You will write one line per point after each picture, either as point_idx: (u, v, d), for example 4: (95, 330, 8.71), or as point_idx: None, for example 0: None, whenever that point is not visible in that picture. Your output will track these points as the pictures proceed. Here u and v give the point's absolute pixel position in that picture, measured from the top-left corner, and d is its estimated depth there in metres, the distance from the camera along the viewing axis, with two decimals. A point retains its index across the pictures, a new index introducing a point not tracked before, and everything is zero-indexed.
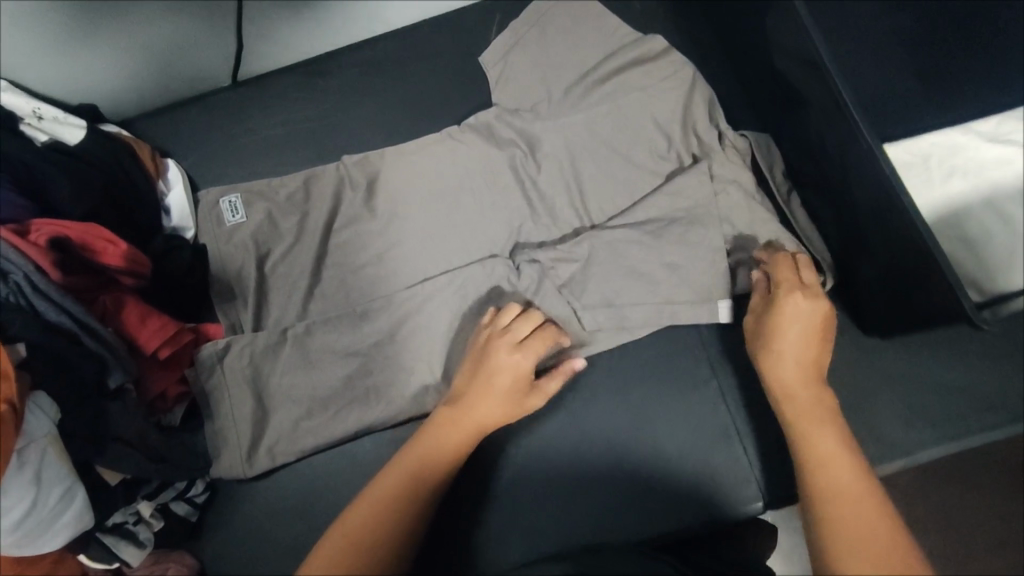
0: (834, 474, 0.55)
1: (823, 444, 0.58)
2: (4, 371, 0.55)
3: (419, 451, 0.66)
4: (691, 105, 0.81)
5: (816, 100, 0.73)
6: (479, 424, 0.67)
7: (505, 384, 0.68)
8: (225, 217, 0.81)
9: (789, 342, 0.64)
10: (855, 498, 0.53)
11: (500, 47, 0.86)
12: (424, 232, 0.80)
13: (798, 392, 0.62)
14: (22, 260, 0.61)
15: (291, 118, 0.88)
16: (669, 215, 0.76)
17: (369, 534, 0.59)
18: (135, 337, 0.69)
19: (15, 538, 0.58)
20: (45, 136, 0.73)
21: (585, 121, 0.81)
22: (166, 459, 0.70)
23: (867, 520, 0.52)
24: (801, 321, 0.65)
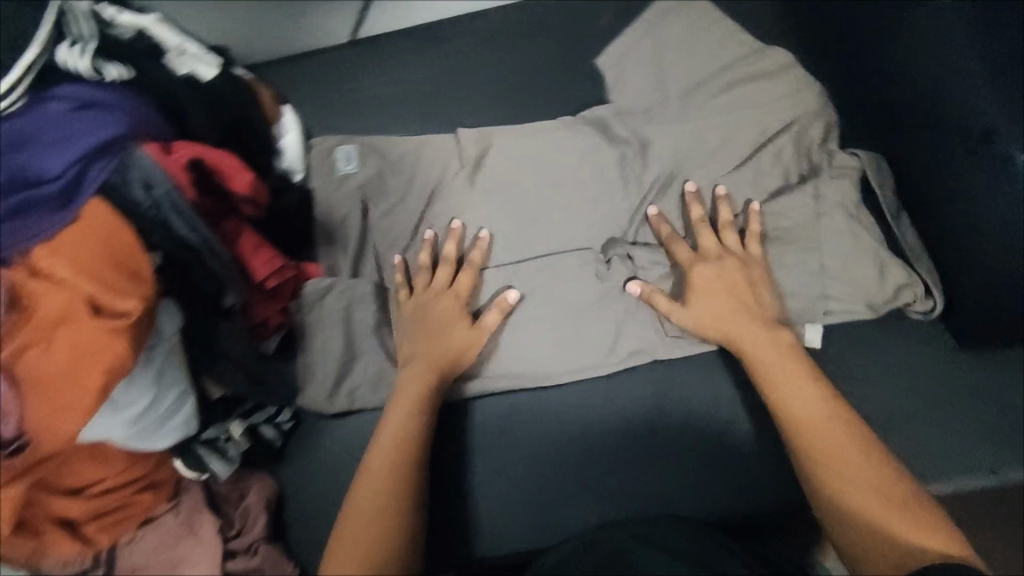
0: (802, 412, 0.64)
1: (785, 385, 0.66)
2: (143, 274, 0.60)
3: (405, 395, 0.71)
4: (810, 124, 0.82)
5: (956, 136, 0.72)
6: (433, 357, 0.74)
7: (438, 323, 0.75)
8: (339, 165, 0.85)
9: (720, 296, 0.73)
10: (824, 426, 0.63)
11: (619, 48, 0.87)
12: (527, 215, 0.82)
13: (755, 347, 0.70)
14: (165, 176, 0.64)
15: (405, 78, 0.91)
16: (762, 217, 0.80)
17: (399, 478, 0.65)
18: (249, 264, 0.73)
19: (131, 432, 0.62)
20: (185, 70, 0.75)
21: (694, 128, 0.82)
22: (262, 383, 0.75)
23: (837, 444, 0.62)
24: (718, 278, 0.74)
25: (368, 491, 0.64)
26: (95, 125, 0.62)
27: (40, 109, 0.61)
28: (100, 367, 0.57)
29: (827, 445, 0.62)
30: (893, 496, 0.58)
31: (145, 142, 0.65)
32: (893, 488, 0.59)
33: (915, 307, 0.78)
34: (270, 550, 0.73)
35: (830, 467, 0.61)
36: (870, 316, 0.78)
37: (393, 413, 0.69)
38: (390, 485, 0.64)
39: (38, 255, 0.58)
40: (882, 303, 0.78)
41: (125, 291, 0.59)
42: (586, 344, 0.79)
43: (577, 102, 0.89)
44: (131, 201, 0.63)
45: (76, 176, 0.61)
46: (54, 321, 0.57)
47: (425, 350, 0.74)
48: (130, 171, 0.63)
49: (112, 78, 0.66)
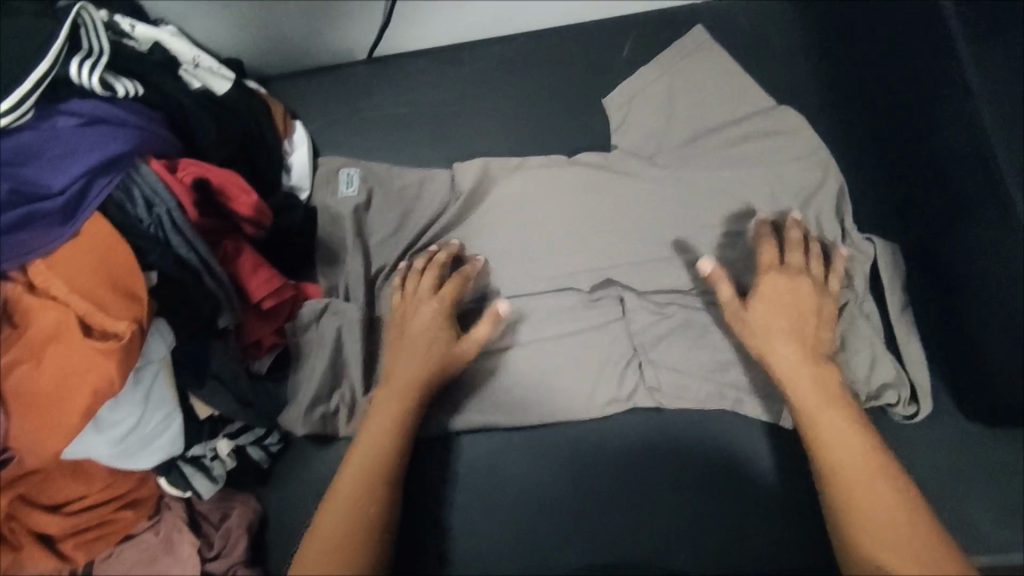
0: (838, 455, 0.60)
1: (825, 426, 0.62)
2: (138, 295, 0.60)
3: (387, 399, 0.71)
4: (819, 195, 0.79)
5: (965, 191, 0.68)
6: (410, 372, 0.72)
7: (423, 324, 0.74)
8: (340, 187, 0.84)
9: (780, 324, 0.68)
10: (865, 475, 0.58)
11: (626, 91, 0.86)
12: (524, 255, 0.81)
13: (803, 378, 0.65)
14: (167, 194, 0.65)
15: (416, 100, 0.91)
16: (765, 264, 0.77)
17: (374, 474, 0.66)
18: (246, 284, 0.72)
19: (115, 451, 0.62)
20: (199, 83, 0.76)
21: (689, 180, 0.80)
22: (252, 405, 0.73)
23: (874, 495, 0.57)
24: (786, 293, 0.70)
25: (344, 483, 0.65)
26: (102, 140, 0.62)
27: (49, 123, 0.61)
28: (87, 386, 0.56)
29: (857, 494, 0.57)
30: (920, 556, 0.53)
31: (151, 159, 0.66)
32: (940, 555, 0.53)
33: (898, 410, 0.74)
34: None
35: (859, 515, 0.56)
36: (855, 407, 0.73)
37: (380, 408, 0.70)
38: (368, 482, 0.65)
39: (37, 270, 0.59)
40: (866, 398, 0.73)
41: (119, 311, 0.58)
42: (562, 391, 0.78)
43: (589, 135, 0.87)
44: (131, 219, 0.64)
45: (80, 190, 0.61)
46: (46, 337, 0.58)
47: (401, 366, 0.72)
48: (132, 188, 0.64)
49: (122, 95, 0.65)
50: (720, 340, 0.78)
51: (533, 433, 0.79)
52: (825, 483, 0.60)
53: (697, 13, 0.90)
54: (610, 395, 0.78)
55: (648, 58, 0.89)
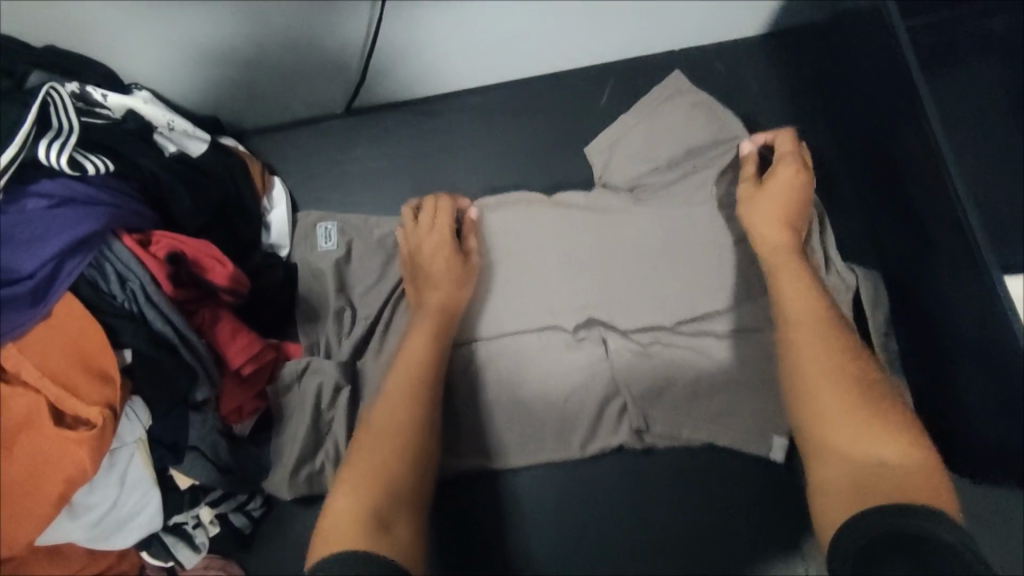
0: (802, 327, 0.63)
1: (791, 297, 0.65)
2: (110, 375, 0.60)
3: (420, 329, 0.72)
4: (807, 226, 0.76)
5: (942, 238, 0.70)
6: (438, 302, 0.74)
7: (442, 258, 0.76)
8: (319, 242, 0.84)
9: (771, 205, 0.70)
10: (830, 375, 0.59)
11: (609, 136, 0.85)
12: (506, 296, 0.80)
13: (797, 290, 0.66)
14: (141, 269, 0.65)
15: (395, 152, 0.91)
16: (746, 304, 0.77)
17: (420, 395, 0.67)
18: (224, 352, 0.71)
19: (91, 533, 0.62)
20: (174, 147, 0.77)
21: (669, 217, 0.80)
22: (234, 472, 0.72)
23: (829, 362, 0.59)
24: (796, 183, 0.71)
25: (383, 409, 0.65)
26: (73, 221, 0.61)
27: (19, 206, 0.61)
28: (61, 474, 0.57)
29: (830, 400, 0.57)
30: (888, 455, 0.53)
31: (123, 235, 0.65)
32: (885, 413, 0.55)
33: None
34: None
35: (812, 377, 0.59)
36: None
37: (415, 335, 0.71)
38: (409, 404, 0.66)
39: (9, 354, 0.59)
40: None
41: (92, 395, 0.59)
42: (547, 439, 0.78)
43: (567, 186, 0.87)
44: (105, 296, 0.63)
45: (50, 273, 0.60)
46: (18, 425, 0.58)
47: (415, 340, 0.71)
48: (105, 265, 0.64)
49: (92, 172, 0.64)
50: (702, 382, 0.76)
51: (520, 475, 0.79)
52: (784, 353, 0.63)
53: (672, 58, 0.90)
54: (600, 439, 0.78)
55: (625, 107, 0.89)
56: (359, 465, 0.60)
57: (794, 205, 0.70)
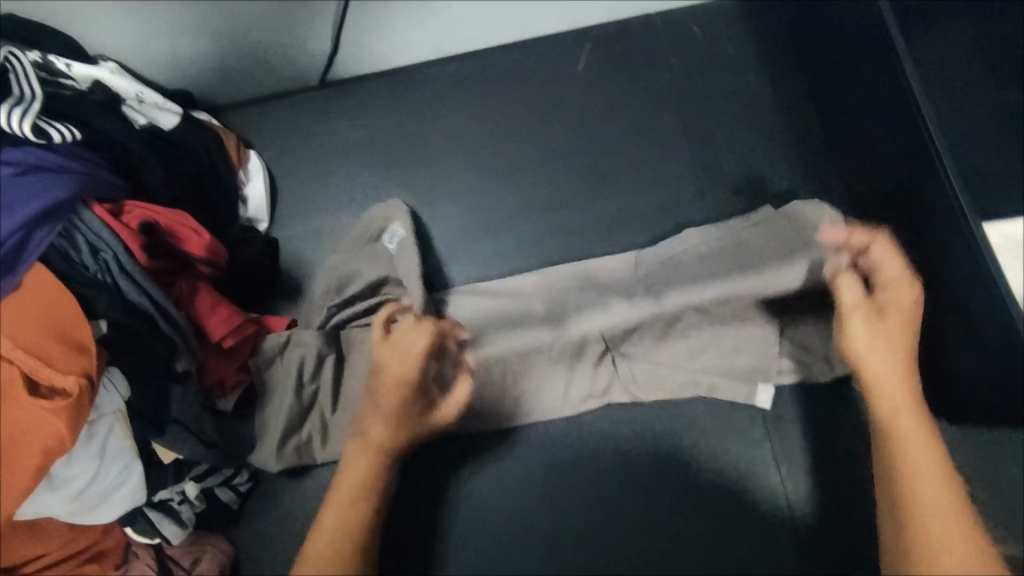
0: (920, 474, 0.58)
1: (919, 456, 0.59)
2: (86, 346, 0.59)
3: (374, 445, 0.66)
4: (789, 210, 0.78)
5: (920, 184, 0.71)
6: (382, 426, 0.66)
7: (399, 371, 0.65)
8: (385, 242, 0.81)
9: (895, 340, 0.63)
10: (955, 553, 0.54)
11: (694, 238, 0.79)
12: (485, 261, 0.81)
13: (914, 441, 0.60)
14: (113, 239, 0.63)
15: (373, 124, 0.89)
16: (729, 257, 0.77)
17: (360, 532, 0.63)
18: (204, 324, 0.71)
19: (71, 506, 0.60)
20: (144, 119, 0.75)
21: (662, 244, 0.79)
22: (220, 446, 0.72)
23: (961, 547, 0.55)
24: (899, 314, 0.64)
25: (319, 544, 0.61)
26: (40, 190, 0.60)
27: None
28: (37, 445, 0.55)
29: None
30: None
31: (93, 204, 0.64)
32: None
33: None
34: None
35: (936, 537, 0.55)
36: (821, 379, 0.75)
37: (364, 457, 0.66)
38: (353, 541, 0.63)
39: None
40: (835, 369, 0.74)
41: (68, 365, 0.57)
42: (532, 395, 0.77)
43: (550, 151, 0.87)
44: (76, 266, 0.62)
45: (18, 244, 0.58)
46: None
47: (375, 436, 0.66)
48: (75, 236, 0.62)
49: (57, 140, 0.62)
50: (689, 338, 0.76)
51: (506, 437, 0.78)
52: (908, 553, 0.56)
53: (650, 22, 0.89)
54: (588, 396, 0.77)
55: (604, 72, 0.88)
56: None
57: (912, 329, 0.64)
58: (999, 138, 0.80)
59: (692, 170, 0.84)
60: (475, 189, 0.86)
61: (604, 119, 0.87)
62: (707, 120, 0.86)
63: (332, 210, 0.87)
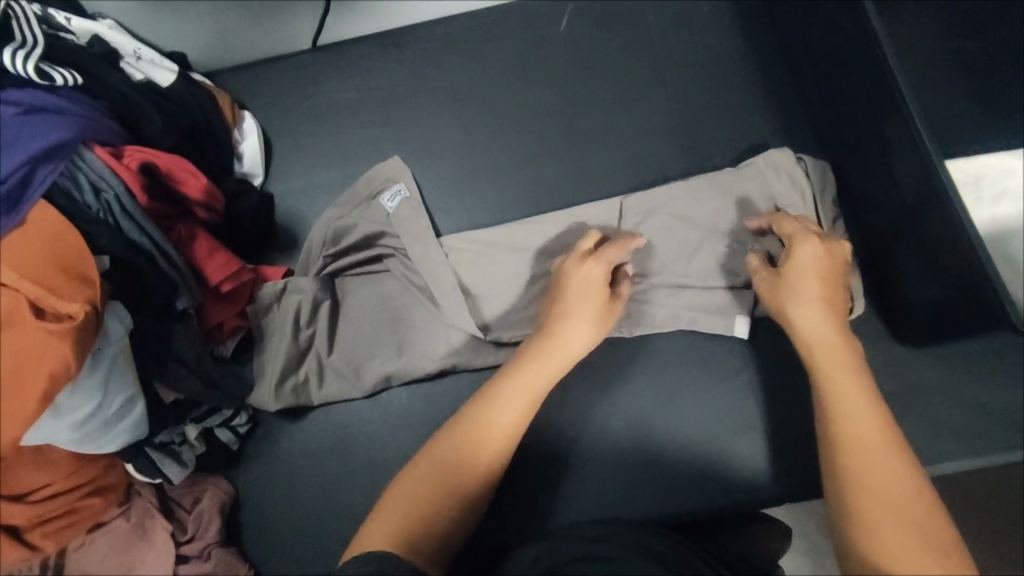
0: (851, 408, 0.57)
1: (850, 393, 0.58)
2: (89, 277, 0.60)
3: (533, 370, 0.66)
4: (766, 160, 0.82)
5: (885, 123, 0.75)
6: (559, 353, 0.67)
7: (580, 302, 0.70)
8: (384, 200, 0.83)
9: (811, 292, 0.66)
10: (887, 483, 0.53)
11: (678, 188, 0.82)
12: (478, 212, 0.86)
13: (843, 380, 0.59)
14: (115, 179, 0.66)
15: (364, 84, 0.92)
16: (709, 204, 0.81)
17: (498, 455, 0.62)
18: (203, 268, 0.73)
19: (76, 435, 0.62)
20: (142, 75, 0.77)
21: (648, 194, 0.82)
22: (219, 386, 0.74)
23: (891, 471, 0.53)
24: (816, 263, 0.68)
25: (453, 442, 0.61)
26: (43, 129, 0.61)
27: None
28: (44, 369, 0.56)
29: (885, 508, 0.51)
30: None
31: (95, 147, 0.66)
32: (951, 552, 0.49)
33: None
34: (223, 554, 0.73)
35: (867, 467, 0.54)
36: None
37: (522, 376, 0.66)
38: (485, 459, 0.61)
39: None
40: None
41: (71, 294, 0.59)
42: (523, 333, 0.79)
43: (535, 108, 0.90)
44: (79, 205, 0.64)
45: (22, 179, 0.60)
46: None
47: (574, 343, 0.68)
48: (78, 175, 0.64)
49: (59, 83, 0.65)
50: (672, 279, 0.80)
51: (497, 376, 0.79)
52: (840, 480, 0.55)
53: None
54: None
55: (587, 33, 0.92)
56: (383, 525, 0.57)
57: (830, 283, 0.67)
58: (964, 85, 0.85)
59: (672, 123, 0.88)
60: (465, 145, 0.89)
61: (588, 77, 0.91)
62: (686, 76, 0.90)
63: (326, 167, 0.89)
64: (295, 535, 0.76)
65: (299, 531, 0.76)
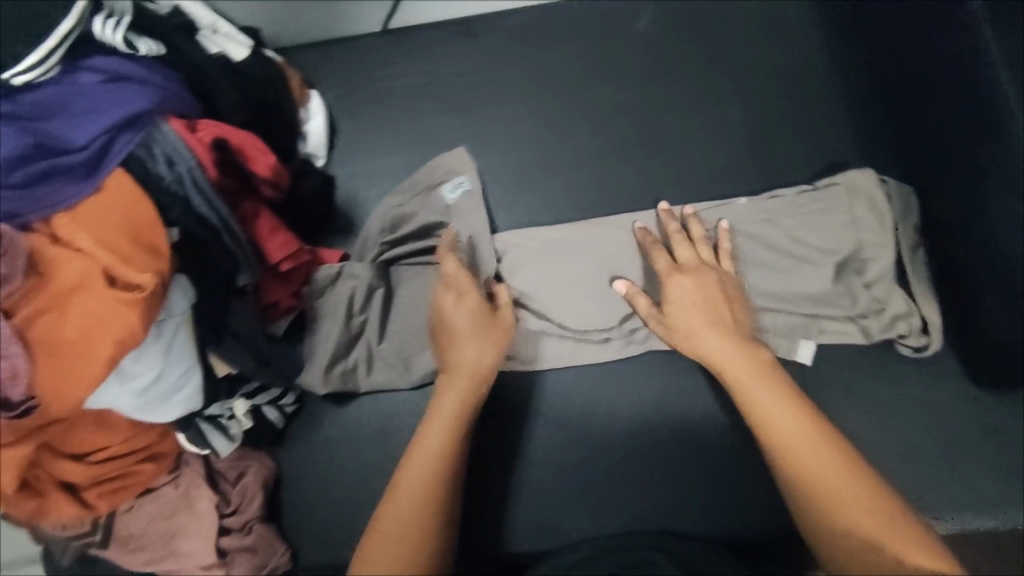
0: (778, 420, 0.59)
1: (773, 405, 0.59)
2: (160, 249, 0.61)
3: (455, 376, 0.68)
4: (842, 183, 0.78)
5: (976, 151, 0.68)
6: (474, 357, 0.68)
7: (472, 322, 0.69)
8: (446, 191, 0.82)
9: (699, 320, 0.66)
10: (833, 478, 0.55)
11: (749, 206, 0.79)
12: (535, 213, 0.85)
13: (761, 392, 0.61)
14: (188, 152, 0.64)
15: (432, 71, 0.91)
16: (781, 225, 0.78)
17: (455, 442, 0.64)
18: (264, 246, 0.73)
19: (136, 403, 0.63)
20: (217, 49, 0.77)
21: (716, 207, 0.79)
22: (270, 364, 0.74)
23: (833, 471, 0.56)
24: (696, 288, 0.69)
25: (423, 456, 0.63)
26: (125, 98, 0.62)
27: (72, 79, 0.62)
28: (111, 336, 0.57)
29: (840, 510, 0.54)
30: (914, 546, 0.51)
31: (171, 118, 0.65)
32: (901, 520, 0.53)
33: (908, 341, 0.76)
34: (263, 531, 0.75)
35: (813, 472, 0.56)
36: (863, 340, 0.77)
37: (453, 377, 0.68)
38: (446, 450, 0.63)
39: (60, 222, 0.58)
40: (876, 331, 0.76)
41: (141, 265, 0.59)
42: (576, 339, 0.79)
43: (604, 107, 0.87)
44: (153, 176, 0.63)
45: (102, 147, 0.61)
46: (69, 287, 0.57)
47: (467, 355, 0.68)
48: (153, 146, 0.63)
49: (144, 54, 0.67)
50: None
51: (547, 379, 0.80)
52: (796, 493, 0.57)
53: None
54: (636, 350, 0.79)
55: (666, 32, 0.89)
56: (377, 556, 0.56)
57: (714, 312, 0.67)
58: None
59: (749, 129, 0.84)
60: (529, 140, 0.87)
61: (661, 78, 0.87)
62: (763, 85, 0.86)
63: (388, 153, 0.89)
64: (333, 517, 0.78)
65: (338, 513, 0.78)
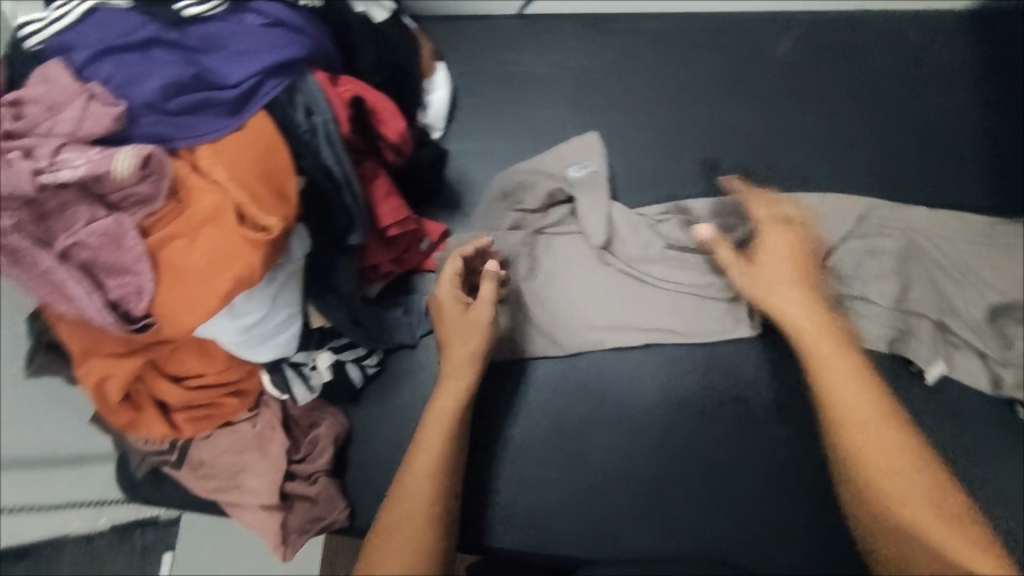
0: (835, 383, 0.64)
1: (840, 372, 0.64)
2: (287, 196, 0.62)
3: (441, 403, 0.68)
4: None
5: None
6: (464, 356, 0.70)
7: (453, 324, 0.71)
8: (573, 170, 0.82)
9: (783, 277, 0.70)
10: (877, 440, 0.61)
11: (932, 220, 0.81)
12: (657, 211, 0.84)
13: (830, 356, 0.65)
14: (326, 106, 0.65)
15: (562, 62, 0.89)
16: (961, 246, 0.80)
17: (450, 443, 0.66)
18: (377, 208, 0.74)
19: (239, 339, 0.65)
20: (361, 7, 0.75)
21: (902, 213, 0.81)
22: (360, 324, 0.75)
23: (884, 439, 0.61)
24: (787, 245, 0.72)
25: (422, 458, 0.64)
26: (281, 44, 0.63)
27: (237, 19, 0.64)
28: (231, 271, 0.58)
29: (880, 469, 0.59)
30: (941, 505, 0.57)
31: (315, 69, 0.67)
32: (941, 487, 0.58)
33: None
34: (327, 484, 0.76)
35: (866, 436, 0.61)
36: (989, 389, 0.77)
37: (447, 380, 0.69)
38: (443, 448, 0.65)
39: (202, 153, 0.60)
40: (1008, 385, 0.77)
41: (269, 208, 0.60)
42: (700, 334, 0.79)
43: (730, 128, 0.86)
44: (291, 123, 0.64)
45: (251, 88, 0.62)
46: (201, 218, 0.58)
47: (456, 354, 0.70)
48: (296, 94, 0.65)
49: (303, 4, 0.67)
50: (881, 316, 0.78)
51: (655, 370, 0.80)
52: (847, 451, 0.62)
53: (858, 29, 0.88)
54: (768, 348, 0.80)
55: (801, 66, 0.88)
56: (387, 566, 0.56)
57: (801, 271, 0.71)
58: None
59: (867, 178, 0.84)
60: (650, 147, 0.86)
61: (791, 111, 0.86)
62: (887, 137, 0.86)
63: (505, 136, 0.88)
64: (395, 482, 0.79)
65: None
